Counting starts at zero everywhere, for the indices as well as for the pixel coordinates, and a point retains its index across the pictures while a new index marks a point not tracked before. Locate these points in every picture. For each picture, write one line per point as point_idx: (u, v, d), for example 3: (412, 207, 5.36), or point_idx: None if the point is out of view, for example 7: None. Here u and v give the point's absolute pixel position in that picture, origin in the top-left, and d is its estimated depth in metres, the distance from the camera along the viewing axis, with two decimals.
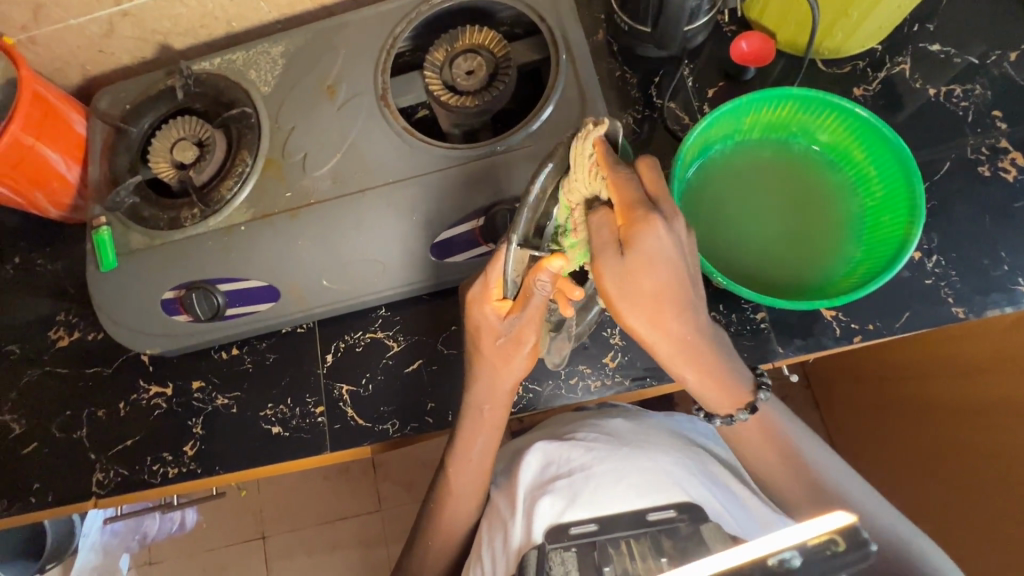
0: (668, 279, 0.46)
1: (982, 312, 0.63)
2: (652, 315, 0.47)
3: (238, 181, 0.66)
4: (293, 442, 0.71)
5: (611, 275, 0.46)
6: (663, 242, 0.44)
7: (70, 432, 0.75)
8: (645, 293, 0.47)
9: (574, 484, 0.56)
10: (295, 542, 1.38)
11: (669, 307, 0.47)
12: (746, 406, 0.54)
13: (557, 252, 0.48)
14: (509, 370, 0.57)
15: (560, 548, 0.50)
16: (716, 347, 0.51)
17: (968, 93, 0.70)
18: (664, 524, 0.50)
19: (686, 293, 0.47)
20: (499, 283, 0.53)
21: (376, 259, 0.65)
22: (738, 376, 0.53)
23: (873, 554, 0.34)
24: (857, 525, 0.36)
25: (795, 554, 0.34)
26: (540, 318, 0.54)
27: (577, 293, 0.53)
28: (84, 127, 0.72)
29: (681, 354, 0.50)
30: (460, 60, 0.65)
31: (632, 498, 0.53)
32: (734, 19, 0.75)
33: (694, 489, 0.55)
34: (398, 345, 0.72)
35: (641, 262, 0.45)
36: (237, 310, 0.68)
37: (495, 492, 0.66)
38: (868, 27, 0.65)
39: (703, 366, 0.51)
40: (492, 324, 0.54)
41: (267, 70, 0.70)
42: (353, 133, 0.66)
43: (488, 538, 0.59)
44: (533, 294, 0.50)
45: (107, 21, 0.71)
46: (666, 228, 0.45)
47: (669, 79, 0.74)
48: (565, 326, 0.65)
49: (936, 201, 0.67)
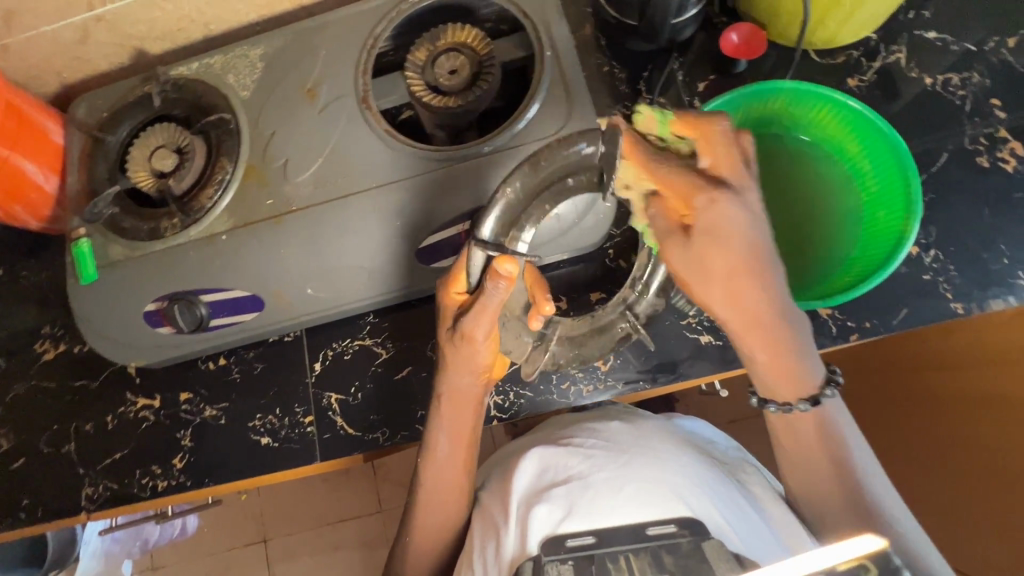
0: (742, 251, 0.47)
1: (981, 307, 0.61)
2: (717, 286, 0.49)
3: (218, 189, 0.65)
4: (282, 452, 0.70)
5: (678, 257, 0.50)
6: (728, 218, 0.47)
7: (58, 446, 0.74)
8: (715, 267, 0.48)
9: (571, 494, 0.56)
10: (296, 544, 1.38)
11: (749, 276, 0.48)
12: (808, 398, 0.51)
13: (510, 255, 0.50)
14: (457, 378, 0.58)
15: (557, 560, 0.50)
16: (787, 331, 0.50)
17: (966, 81, 0.68)
18: (665, 539, 0.50)
19: (760, 259, 0.48)
20: (461, 276, 0.54)
21: (361, 266, 0.64)
22: (807, 360, 0.51)
23: None
24: None
25: None
26: (495, 319, 0.53)
27: (547, 308, 0.54)
28: (62, 137, 0.71)
29: (747, 332, 0.50)
30: (443, 59, 0.64)
31: (633, 510, 0.53)
32: (723, 10, 0.73)
33: (696, 501, 0.54)
34: (386, 352, 0.71)
35: (709, 235, 0.47)
36: (221, 321, 0.67)
37: (485, 493, 0.66)
38: (861, 16, 0.63)
39: (777, 341, 0.50)
40: (449, 312, 0.56)
41: (246, 74, 0.68)
42: (335, 137, 0.65)
43: (480, 545, 0.58)
44: (484, 295, 0.51)
45: (81, 27, 0.69)
46: (733, 199, 0.47)
47: (659, 73, 0.72)
48: (548, 337, 0.62)
49: (933, 194, 0.65)
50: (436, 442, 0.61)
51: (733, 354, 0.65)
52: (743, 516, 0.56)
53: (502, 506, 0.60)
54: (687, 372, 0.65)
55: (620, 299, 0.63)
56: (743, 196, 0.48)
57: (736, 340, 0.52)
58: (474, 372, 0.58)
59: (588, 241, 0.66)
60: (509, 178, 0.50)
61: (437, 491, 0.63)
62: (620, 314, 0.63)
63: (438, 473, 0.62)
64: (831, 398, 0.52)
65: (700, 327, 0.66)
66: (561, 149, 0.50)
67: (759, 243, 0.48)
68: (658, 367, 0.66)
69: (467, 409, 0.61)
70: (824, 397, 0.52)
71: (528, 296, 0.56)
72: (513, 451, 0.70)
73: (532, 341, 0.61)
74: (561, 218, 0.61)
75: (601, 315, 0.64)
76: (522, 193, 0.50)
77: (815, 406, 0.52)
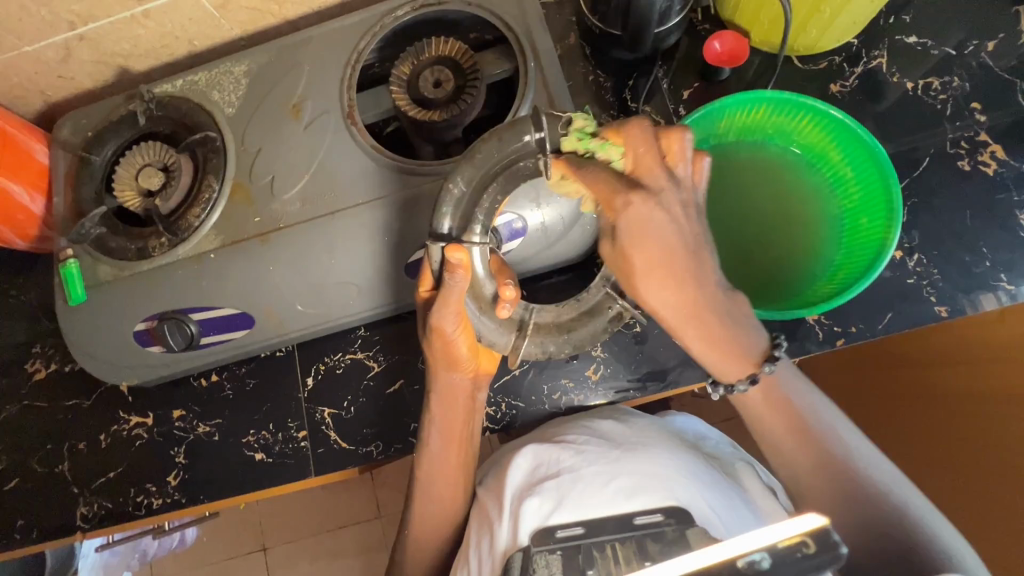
0: (666, 248, 0.49)
1: (964, 309, 0.62)
2: (651, 283, 0.51)
3: (206, 207, 0.65)
4: (277, 468, 0.70)
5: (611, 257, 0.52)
6: (648, 215, 0.49)
7: (52, 467, 0.74)
8: (643, 264, 0.50)
9: (562, 486, 0.57)
10: (295, 551, 1.38)
11: (669, 276, 0.50)
12: (747, 378, 0.53)
13: (461, 244, 0.49)
14: (447, 373, 0.60)
15: (544, 551, 0.51)
16: (721, 317, 0.52)
17: (946, 85, 0.68)
18: (651, 528, 0.50)
19: (681, 262, 0.50)
20: (427, 272, 0.55)
21: (350, 282, 0.64)
22: (745, 338, 0.52)
23: (842, 557, 0.34)
24: (829, 527, 0.36)
25: (765, 556, 0.34)
26: (461, 309, 0.53)
27: (510, 293, 0.53)
28: (47, 156, 0.71)
29: (684, 320, 0.52)
30: (426, 73, 0.64)
31: (620, 502, 0.54)
32: (707, 17, 0.73)
33: (681, 491, 0.54)
34: (378, 365, 0.71)
35: (632, 235, 0.49)
36: (212, 339, 0.67)
37: (481, 491, 0.66)
38: (841, 23, 0.64)
39: (708, 332, 0.52)
40: (422, 309, 0.58)
41: (231, 91, 0.68)
42: (321, 152, 0.65)
43: (477, 539, 0.60)
44: (444, 289, 0.52)
45: (63, 46, 0.69)
46: (650, 203, 0.49)
47: (644, 81, 0.73)
48: (527, 323, 0.56)
49: (916, 198, 0.66)
50: (428, 434, 0.63)
51: None
52: (732, 508, 0.56)
53: (497, 499, 0.62)
54: (676, 380, 0.66)
55: (603, 278, 0.59)
56: (662, 200, 0.49)
57: (674, 331, 0.53)
58: (459, 366, 0.59)
59: (577, 250, 0.66)
60: (451, 175, 0.49)
61: (434, 483, 0.64)
62: (607, 294, 0.58)
63: (432, 477, 0.64)
64: (768, 373, 0.53)
65: None
66: (505, 143, 0.49)
67: (683, 249, 0.50)
68: (648, 375, 0.67)
69: (460, 405, 0.62)
70: (762, 374, 0.53)
71: (494, 287, 0.54)
72: (506, 455, 0.69)
73: (510, 332, 0.56)
74: (548, 229, 0.62)
75: (590, 296, 0.58)
76: (470, 184, 0.49)
77: (753, 385, 0.54)
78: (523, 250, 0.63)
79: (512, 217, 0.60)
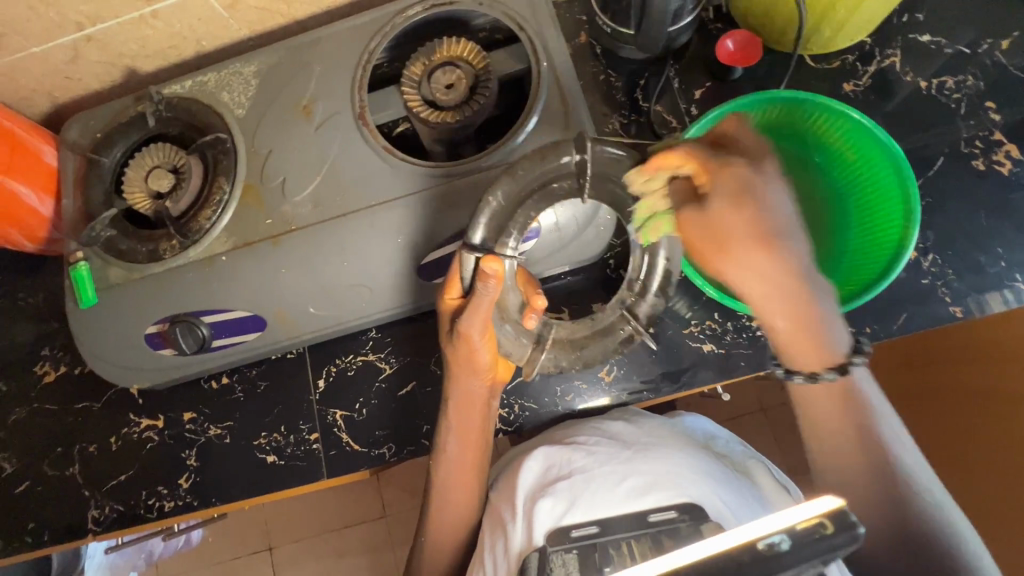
0: (767, 217, 0.45)
1: (979, 309, 0.62)
2: (741, 253, 0.46)
3: (217, 210, 0.65)
4: (288, 470, 0.70)
5: (695, 226, 0.48)
6: (748, 184, 0.45)
7: (62, 469, 0.74)
8: (735, 230, 0.46)
9: (575, 487, 0.57)
10: (302, 550, 1.38)
11: (763, 244, 0.46)
12: (835, 366, 0.50)
13: (496, 255, 0.51)
14: (467, 379, 0.60)
15: (561, 551, 0.54)
16: (814, 296, 0.47)
17: (960, 84, 0.68)
18: (664, 525, 0.52)
19: (775, 228, 0.46)
20: (456, 281, 0.56)
21: (362, 284, 0.64)
22: (833, 328, 0.49)
23: (861, 537, 0.32)
24: (845, 508, 0.33)
25: (785, 537, 0.32)
26: (487, 317, 0.54)
27: (540, 303, 0.56)
28: (55, 158, 0.70)
29: (773, 295, 0.47)
30: (438, 74, 0.63)
31: (634, 500, 0.55)
32: (718, 16, 0.73)
33: (694, 488, 0.54)
34: (389, 367, 0.71)
35: (728, 200, 0.46)
36: (224, 341, 0.67)
37: (493, 494, 0.67)
38: (855, 22, 0.63)
39: (797, 309, 0.48)
40: (447, 317, 0.58)
41: (240, 92, 0.68)
42: (332, 154, 0.64)
43: (490, 542, 0.60)
44: (476, 297, 0.53)
45: (71, 47, 0.68)
46: (751, 171, 0.46)
47: (655, 80, 0.72)
48: (545, 338, 0.59)
49: (930, 198, 0.66)
50: (445, 440, 0.62)
51: (735, 362, 0.65)
52: (746, 508, 0.56)
53: (509, 501, 0.62)
54: (690, 382, 0.66)
55: (618, 299, 0.59)
56: (766, 173, 0.46)
57: (759, 308, 0.49)
58: (479, 373, 0.59)
59: (590, 251, 0.66)
60: (490, 188, 0.52)
61: (450, 487, 0.64)
62: (620, 315, 0.59)
63: (445, 480, 0.64)
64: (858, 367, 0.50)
65: (702, 335, 0.66)
66: (545, 161, 0.53)
67: (777, 219, 0.46)
68: (662, 376, 0.66)
69: (477, 411, 0.62)
70: (851, 367, 0.50)
71: (521, 297, 0.57)
72: (518, 458, 0.69)
73: (530, 343, 0.58)
74: (562, 230, 0.62)
75: (604, 315, 0.59)
76: (506, 199, 0.53)
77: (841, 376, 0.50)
78: (536, 252, 0.63)
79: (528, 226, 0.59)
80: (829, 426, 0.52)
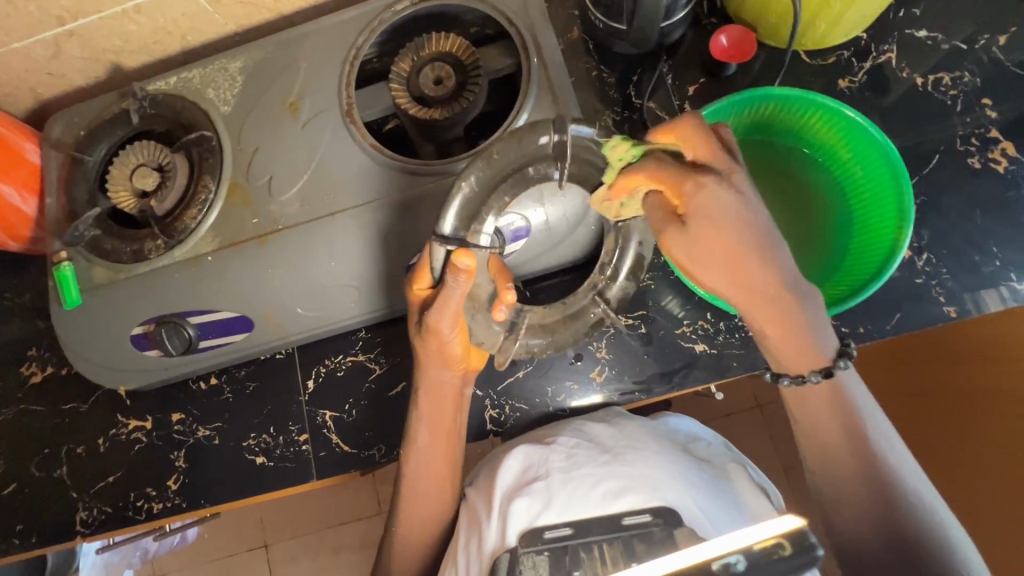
0: (739, 225, 0.46)
1: (973, 308, 0.61)
2: (723, 267, 0.47)
3: (202, 208, 0.64)
4: (278, 472, 0.69)
5: (678, 246, 0.48)
6: (721, 198, 0.46)
7: (50, 471, 0.73)
8: (717, 245, 0.47)
9: (551, 488, 0.57)
10: (297, 547, 1.38)
11: (742, 255, 0.46)
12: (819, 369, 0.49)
13: (469, 249, 0.50)
14: (436, 369, 0.59)
15: (531, 552, 0.52)
16: (798, 305, 0.48)
17: (957, 80, 0.67)
18: (638, 529, 0.51)
19: (754, 247, 0.46)
20: (425, 272, 0.54)
21: (350, 284, 0.63)
22: (819, 333, 0.49)
23: (819, 558, 0.33)
24: (806, 529, 0.35)
25: (740, 558, 0.33)
26: (459, 312, 0.54)
27: (509, 296, 0.55)
28: (38, 156, 0.69)
29: (757, 304, 0.48)
30: (427, 70, 0.62)
31: (608, 502, 0.54)
32: (712, 10, 0.72)
33: (671, 492, 0.54)
34: (380, 367, 0.70)
35: (704, 219, 0.46)
36: (210, 342, 0.66)
37: (470, 492, 0.66)
38: (851, 18, 0.63)
39: (783, 318, 0.48)
40: (416, 308, 0.57)
41: (226, 89, 0.67)
42: (319, 152, 0.63)
43: (464, 539, 0.60)
44: (445, 291, 0.52)
45: (52, 42, 0.67)
46: (719, 185, 0.46)
47: (648, 77, 0.71)
48: (518, 325, 0.59)
49: (925, 196, 0.65)
50: (416, 431, 0.62)
51: (727, 362, 0.65)
52: (724, 512, 0.55)
53: (487, 499, 0.61)
54: (682, 382, 0.65)
55: (591, 285, 0.60)
56: (731, 182, 0.47)
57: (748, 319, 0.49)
58: (450, 365, 0.59)
59: (584, 249, 0.65)
60: (464, 172, 0.50)
61: (429, 485, 0.63)
62: (592, 299, 0.60)
63: (434, 481, 0.63)
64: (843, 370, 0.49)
65: (694, 335, 0.66)
66: (523, 144, 0.50)
67: (755, 236, 0.46)
68: (653, 377, 0.66)
69: (447, 401, 0.61)
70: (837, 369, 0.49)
71: (494, 287, 0.56)
72: (497, 453, 0.67)
73: (502, 332, 0.59)
74: (552, 229, 0.61)
75: (575, 299, 0.60)
76: (483, 188, 0.50)
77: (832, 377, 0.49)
78: (525, 251, 0.62)
79: (518, 219, 0.59)
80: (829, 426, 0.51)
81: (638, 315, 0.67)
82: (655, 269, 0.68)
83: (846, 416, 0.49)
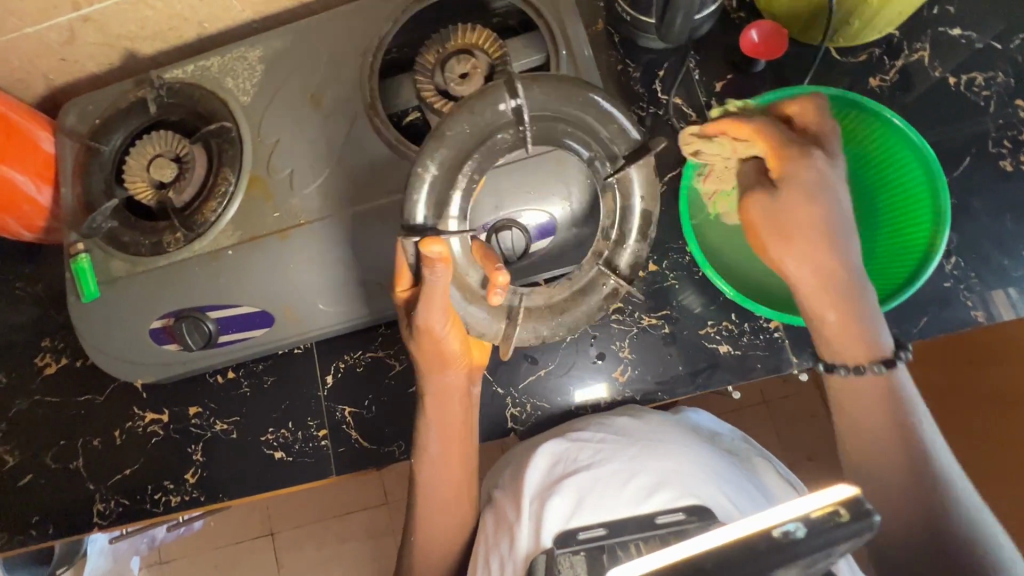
0: (821, 204, 0.52)
1: (1001, 313, 0.61)
2: (798, 246, 0.53)
3: (222, 201, 0.63)
4: (297, 467, 0.69)
5: (760, 207, 0.54)
6: (818, 173, 0.52)
7: (66, 463, 0.73)
8: (797, 219, 0.52)
9: (581, 486, 0.56)
10: (303, 536, 1.39)
11: (822, 233, 0.52)
12: (881, 360, 0.52)
13: (437, 236, 0.47)
14: (441, 376, 0.59)
15: (569, 552, 0.52)
16: (859, 289, 0.52)
17: (990, 81, 0.66)
18: (673, 526, 0.50)
19: (835, 227, 0.52)
20: (402, 274, 0.54)
21: (372, 280, 0.62)
22: (875, 326, 0.53)
23: (879, 525, 0.31)
24: (861, 497, 0.33)
25: (800, 526, 0.31)
26: (445, 305, 0.52)
27: (502, 279, 0.50)
28: (53, 145, 0.68)
29: (825, 286, 0.53)
30: (453, 62, 0.60)
31: (639, 500, 0.54)
32: (742, 4, 0.70)
33: (703, 489, 0.54)
34: (399, 364, 0.69)
35: (795, 189, 0.52)
36: (230, 337, 0.65)
37: (499, 494, 0.65)
38: (887, 14, 0.61)
39: (844, 302, 0.52)
40: (405, 311, 0.56)
41: (245, 78, 0.65)
42: (342, 145, 0.62)
43: (493, 542, 0.59)
44: (426, 286, 0.51)
45: (67, 27, 0.65)
46: (825, 162, 0.52)
47: (674, 72, 0.70)
48: (516, 310, 0.53)
49: (955, 198, 0.64)
50: (426, 438, 0.62)
51: (751, 363, 0.65)
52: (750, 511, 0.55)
53: (515, 501, 0.60)
54: (705, 384, 0.65)
55: (595, 256, 0.54)
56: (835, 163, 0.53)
57: (809, 299, 0.54)
58: (453, 364, 0.59)
59: None
60: (421, 158, 0.47)
61: (450, 484, 0.63)
62: (599, 271, 0.54)
63: (455, 479, 0.63)
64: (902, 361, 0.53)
65: (718, 336, 0.65)
66: (476, 113, 0.47)
67: (834, 217, 0.52)
68: (677, 378, 0.65)
69: (456, 403, 0.61)
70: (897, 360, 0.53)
71: (481, 273, 0.51)
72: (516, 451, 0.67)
73: (500, 319, 0.53)
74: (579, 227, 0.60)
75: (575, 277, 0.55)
76: (446, 169, 0.47)
77: (889, 368, 0.52)
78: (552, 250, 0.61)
79: (542, 215, 0.59)
80: (874, 426, 0.52)
81: (661, 315, 0.66)
82: (679, 269, 0.67)
83: (876, 417, 0.52)
